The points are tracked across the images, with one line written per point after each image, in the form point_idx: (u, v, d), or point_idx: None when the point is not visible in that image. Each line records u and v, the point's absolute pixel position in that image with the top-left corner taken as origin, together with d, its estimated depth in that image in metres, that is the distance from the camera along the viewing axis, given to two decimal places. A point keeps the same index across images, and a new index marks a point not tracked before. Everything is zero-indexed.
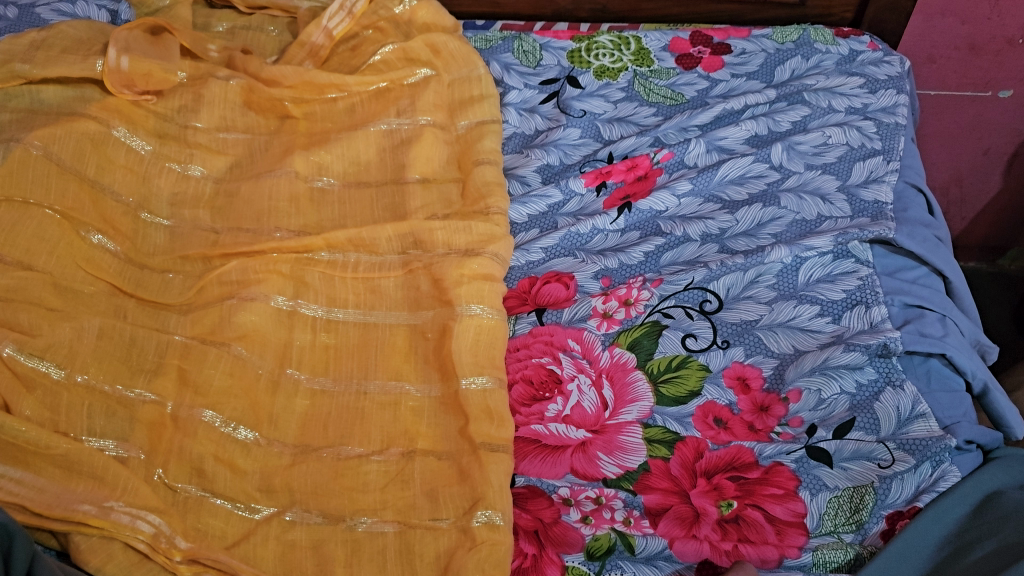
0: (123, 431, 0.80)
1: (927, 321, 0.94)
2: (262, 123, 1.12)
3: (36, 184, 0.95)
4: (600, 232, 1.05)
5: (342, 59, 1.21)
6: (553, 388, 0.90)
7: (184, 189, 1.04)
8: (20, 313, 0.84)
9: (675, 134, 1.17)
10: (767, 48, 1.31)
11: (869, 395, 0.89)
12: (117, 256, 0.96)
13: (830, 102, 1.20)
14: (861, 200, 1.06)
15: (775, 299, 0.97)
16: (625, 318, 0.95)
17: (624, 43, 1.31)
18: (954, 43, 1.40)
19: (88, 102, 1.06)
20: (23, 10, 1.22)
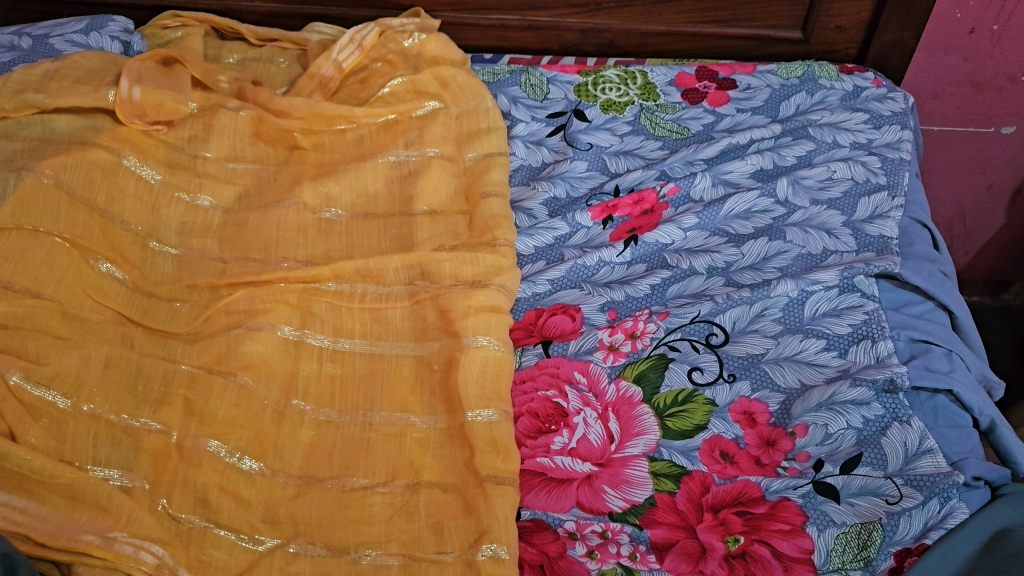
0: (128, 460, 0.79)
1: (933, 356, 0.94)
2: (272, 153, 1.13)
3: (46, 213, 0.95)
4: (607, 265, 1.05)
5: (351, 91, 1.22)
6: (559, 421, 0.89)
7: (192, 219, 1.05)
8: (28, 341, 0.84)
9: (681, 167, 1.18)
10: (772, 83, 1.33)
11: (876, 430, 0.88)
12: (125, 284, 0.96)
13: (834, 137, 1.21)
14: (866, 234, 1.07)
15: (781, 333, 0.97)
16: (631, 350, 0.95)
17: (630, 78, 1.33)
18: (957, 79, 1.41)
19: (99, 132, 1.07)
20: (38, 41, 1.23)
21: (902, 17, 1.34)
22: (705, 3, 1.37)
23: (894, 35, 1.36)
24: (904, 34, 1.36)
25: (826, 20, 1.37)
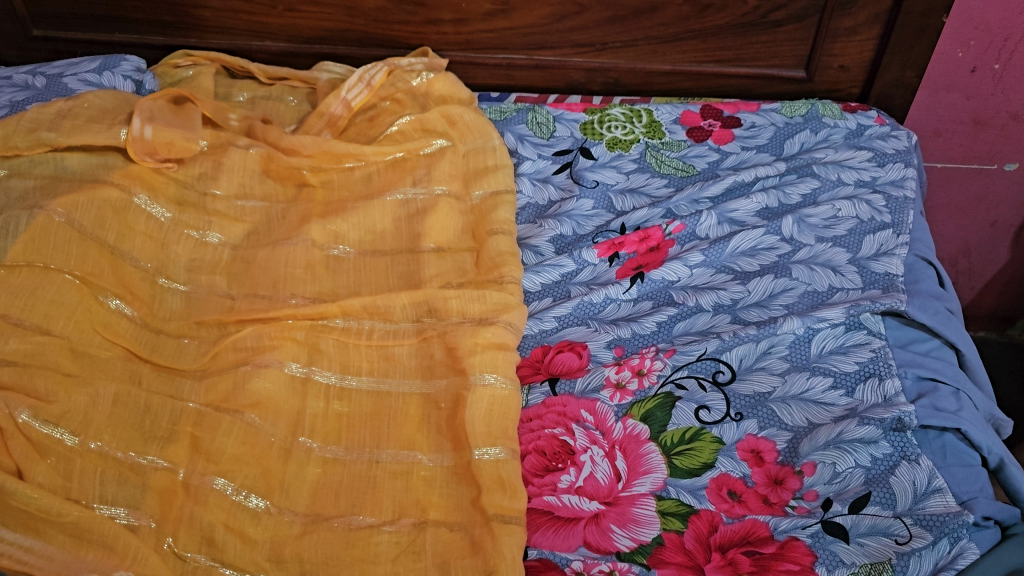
0: (135, 498, 0.80)
1: (941, 394, 0.94)
2: (281, 191, 1.14)
3: (57, 250, 0.96)
4: (613, 302, 1.06)
5: (360, 129, 1.24)
6: (566, 459, 0.89)
7: (201, 255, 1.06)
8: (37, 379, 0.84)
9: (687, 205, 1.19)
10: (776, 121, 1.34)
11: (885, 469, 0.88)
12: (134, 321, 0.97)
13: (839, 175, 1.22)
14: (872, 272, 1.07)
15: (787, 371, 0.97)
16: (638, 388, 0.95)
17: (635, 116, 1.34)
18: (959, 117, 1.42)
19: (110, 169, 1.08)
20: (51, 80, 1.25)
21: (904, 56, 1.35)
22: (709, 43, 1.39)
23: (896, 75, 1.38)
24: (906, 73, 1.37)
25: (829, 59, 1.39)
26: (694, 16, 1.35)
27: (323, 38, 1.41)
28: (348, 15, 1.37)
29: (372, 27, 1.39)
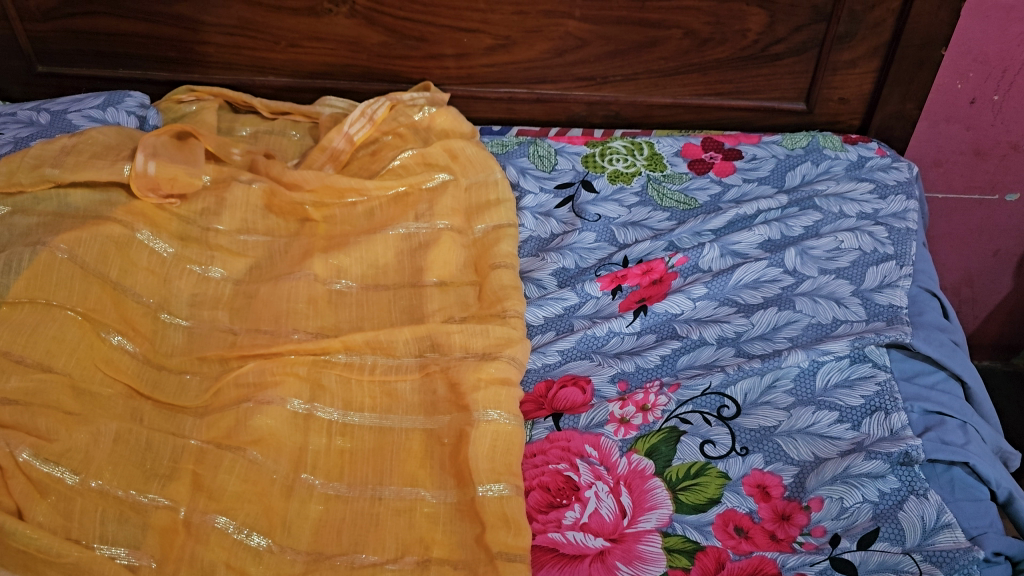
0: (135, 538, 0.79)
1: (948, 427, 0.93)
2: (283, 226, 1.14)
3: (60, 286, 0.96)
4: (617, 335, 1.05)
5: (362, 164, 1.24)
6: (570, 495, 0.88)
7: (204, 290, 1.05)
8: (38, 418, 0.83)
9: (689, 238, 1.19)
10: (777, 154, 1.35)
11: (893, 504, 0.87)
12: (136, 357, 0.97)
13: (841, 207, 1.22)
14: (875, 304, 1.07)
15: (793, 405, 0.96)
16: (643, 423, 0.94)
17: (637, 149, 1.36)
18: (959, 148, 1.43)
19: (113, 205, 1.08)
20: (56, 116, 1.26)
21: (904, 88, 1.36)
22: (710, 76, 1.40)
23: (896, 107, 1.39)
24: (906, 105, 1.38)
25: (829, 92, 1.39)
26: (694, 50, 1.36)
27: (325, 73, 1.42)
28: (351, 50, 1.38)
29: (374, 62, 1.40)
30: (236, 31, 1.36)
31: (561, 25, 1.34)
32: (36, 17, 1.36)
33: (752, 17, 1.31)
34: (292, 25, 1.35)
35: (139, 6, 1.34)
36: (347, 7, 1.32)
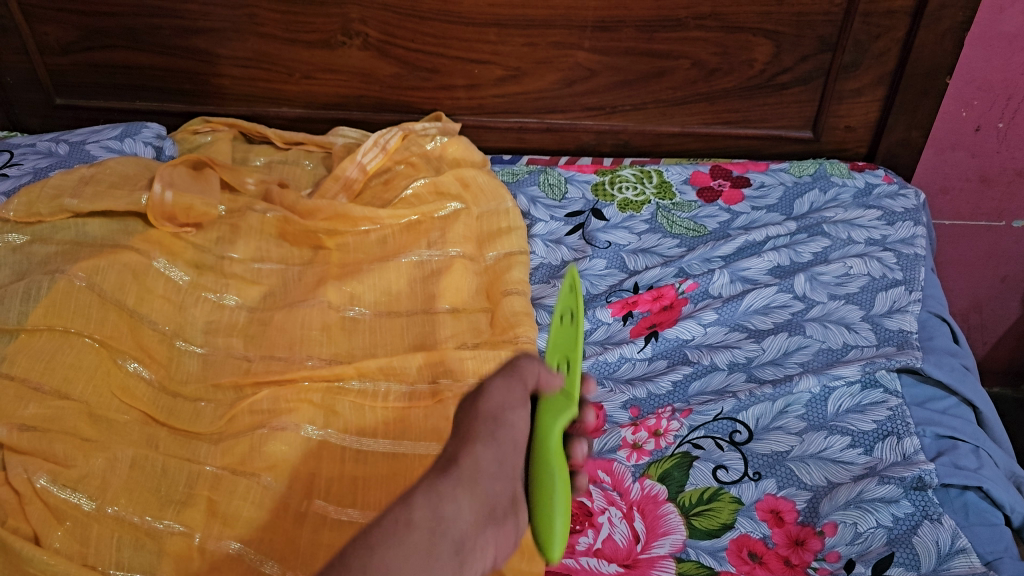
0: (150, 564, 0.78)
1: (961, 452, 0.93)
2: (297, 254, 1.16)
3: (77, 314, 0.97)
4: (628, 361, 1.06)
5: (374, 192, 1.26)
6: (584, 520, 0.87)
7: (218, 317, 1.06)
8: (56, 443, 0.85)
9: (699, 264, 1.20)
10: (785, 181, 1.37)
11: (906, 529, 0.86)
12: (152, 384, 0.97)
13: (849, 234, 1.24)
14: (885, 329, 1.08)
15: (805, 430, 0.97)
16: (655, 448, 0.95)
17: (646, 177, 1.38)
18: (966, 175, 1.44)
19: (130, 235, 1.10)
20: (75, 147, 1.28)
21: (909, 116, 1.37)
22: (717, 105, 1.41)
23: (902, 134, 1.40)
24: (912, 132, 1.39)
25: (835, 120, 1.41)
26: (701, 79, 1.38)
27: (339, 104, 1.44)
28: (363, 82, 1.40)
29: (386, 93, 1.42)
30: (251, 63, 1.39)
31: (570, 56, 1.36)
32: (55, 51, 1.39)
33: (758, 47, 1.33)
34: (307, 57, 1.38)
35: (157, 39, 1.37)
36: (360, 40, 1.35)
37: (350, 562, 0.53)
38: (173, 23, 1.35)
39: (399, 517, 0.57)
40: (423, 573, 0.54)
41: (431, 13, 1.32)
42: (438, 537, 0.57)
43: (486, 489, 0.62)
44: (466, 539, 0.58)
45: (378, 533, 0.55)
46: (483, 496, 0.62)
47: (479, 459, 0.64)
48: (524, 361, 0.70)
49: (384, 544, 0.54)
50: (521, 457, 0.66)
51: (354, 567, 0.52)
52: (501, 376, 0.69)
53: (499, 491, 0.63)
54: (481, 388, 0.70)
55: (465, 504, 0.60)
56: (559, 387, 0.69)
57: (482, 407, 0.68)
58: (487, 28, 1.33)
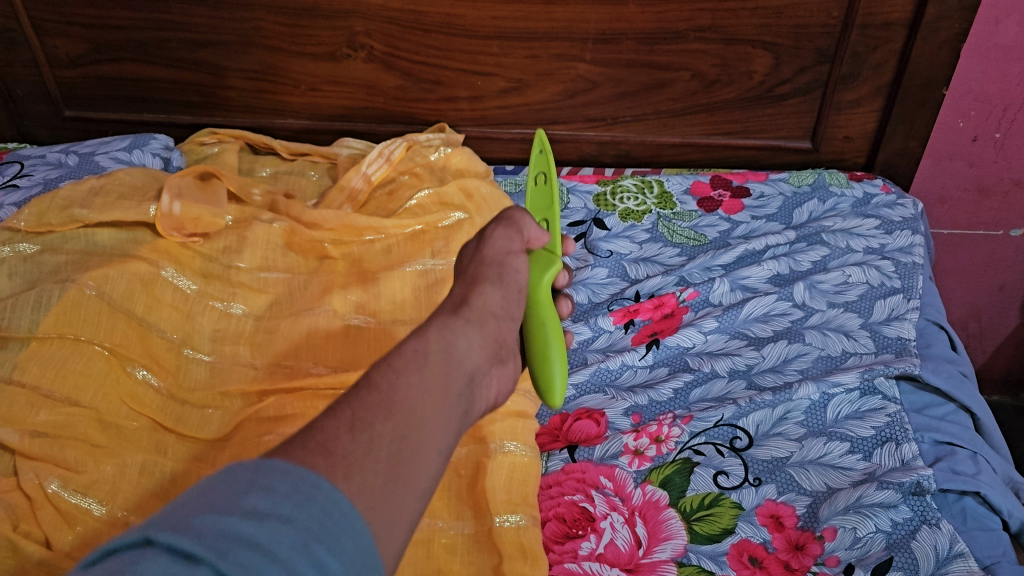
0: None
1: (958, 458, 0.94)
2: (302, 263, 1.17)
3: (87, 322, 0.99)
4: (630, 368, 1.08)
5: (379, 203, 1.27)
6: (586, 526, 0.88)
7: (225, 326, 1.07)
8: (67, 449, 0.85)
9: (700, 273, 1.22)
10: (784, 191, 1.38)
11: (905, 533, 0.86)
12: (160, 391, 0.98)
13: (848, 242, 1.25)
14: (884, 336, 1.09)
15: (804, 436, 0.98)
16: (656, 455, 0.96)
17: (647, 187, 1.40)
18: (963, 185, 1.45)
19: (139, 244, 1.12)
20: (84, 158, 1.30)
21: (907, 127, 1.39)
22: (717, 116, 1.43)
23: (899, 144, 1.41)
24: (909, 142, 1.41)
25: (834, 131, 1.43)
26: (701, 91, 1.40)
27: (343, 116, 1.46)
28: (368, 94, 1.42)
29: (391, 105, 1.44)
30: (258, 76, 1.41)
31: (572, 68, 1.38)
32: (64, 64, 1.41)
33: (758, 59, 1.35)
34: (312, 70, 1.40)
35: (165, 52, 1.39)
36: (365, 52, 1.37)
37: (379, 381, 0.50)
38: (181, 37, 1.37)
39: (416, 347, 0.56)
40: (445, 400, 0.53)
41: (435, 26, 1.34)
42: (452, 373, 0.56)
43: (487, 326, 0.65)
44: (473, 376, 0.58)
45: (400, 358, 0.53)
46: (484, 332, 0.64)
47: (488, 297, 0.70)
48: (518, 215, 0.79)
49: (407, 370, 0.52)
50: (519, 297, 0.74)
51: (382, 386, 0.49)
52: (502, 227, 0.77)
53: (497, 331, 0.66)
54: (483, 238, 0.77)
55: (471, 342, 0.61)
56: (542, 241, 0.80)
57: (486, 253, 0.76)
58: (491, 40, 1.35)
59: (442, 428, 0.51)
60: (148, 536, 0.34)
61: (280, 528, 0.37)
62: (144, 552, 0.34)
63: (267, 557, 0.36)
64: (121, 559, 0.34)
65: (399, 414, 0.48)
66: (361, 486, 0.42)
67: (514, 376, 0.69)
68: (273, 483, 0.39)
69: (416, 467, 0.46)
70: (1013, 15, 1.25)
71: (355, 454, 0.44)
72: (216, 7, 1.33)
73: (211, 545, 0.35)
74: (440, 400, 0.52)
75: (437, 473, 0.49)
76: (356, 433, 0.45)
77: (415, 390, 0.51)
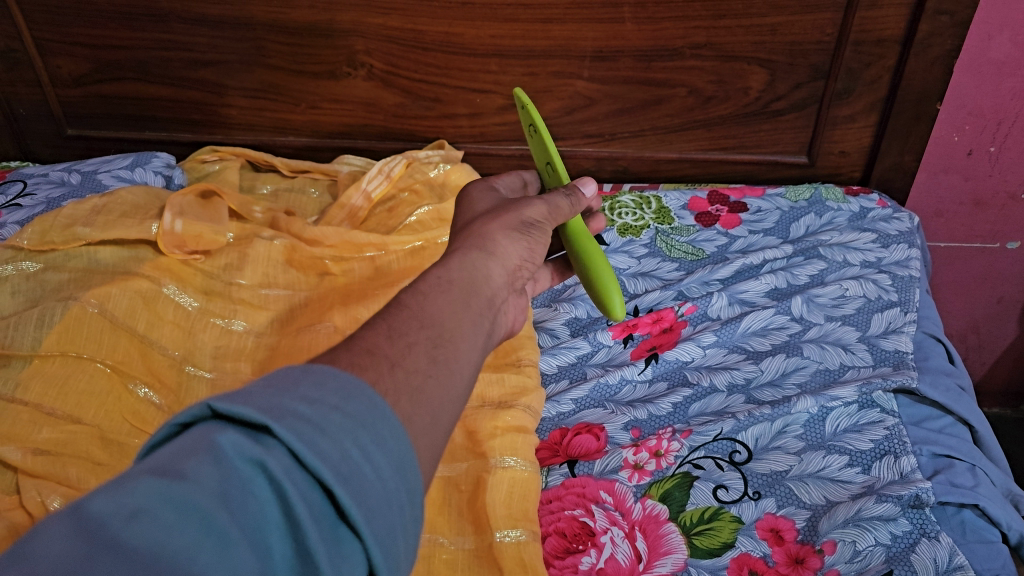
0: None
1: (957, 471, 0.94)
2: (303, 280, 1.18)
3: (89, 340, 1.00)
4: (629, 383, 1.08)
5: (379, 220, 1.28)
6: (587, 541, 0.88)
7: (226, 343, 1.08)
8: (69, 467, 0.84)
9: (698, 287, 1.23)
10: (781, 206, 1.39)
11: (904, 547, 0.86)
12: (162, 409, 0.98)
13: (844, 256, 1.26)
14: (881, 349, 1.10)
15: (803, 449, 0.98)
16: (656, 469, 0.96)
17: (645, 203, 1.41)
18: (959, 199, 1.46)
19: (141, 262, 1.12)
20: (86, 177, 1.31)
21: (902, 141, 1.40)
22: (714, 132, 1.44)
23: (895, 158, 1.42)
24: (905, 157, 1.42)
25: (830, 146, 1.44)
26: (698, 107, 1.41)
27: (344, 133, 1.47)
28: (367, 111, 1.44)
29: (390, 122, 1.45)
30: (259, 94, 1.42)
31: (570, 85, 1.39)
32: (67, 83, 1.43)
33: (753, 75, 1.36)
34: (312, 88, 1.41)
35: (167, 71, 1.40)
36: (365, 71, 1.38)
37: (407, 302, 0.50)
38: (182, 56, 1.38)
39: (439, 275, 0.54)
40: (473, 325, 0.51)
41: (434, 44, 1.35)
42: (476, 296, 0.54)
43: (510, 257, 0.61)
44: (496, 300, 0.56)
45: (425, 284, 0.52)
46: (508, 264, 0.60)
47: (512, 245, 0.62)
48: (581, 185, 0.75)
49: (434, 293, 0.52)
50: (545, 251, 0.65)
51: (412, 306, 0.49)
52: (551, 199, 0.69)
53: (521, 264, 0.61)
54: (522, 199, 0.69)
55: (493, 270, 0.58)
56: (587, 199, 0.74)
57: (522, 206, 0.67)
58: (489, 58, 1.36)
59: (469, 346, 0.50)
60: (209, 406, 0.36)
61: (333, 415, 0.37)
62: (210, 426, 0.35)
63: (319, 429, 0.36)
64: (190, 434, 0.35)
65: (430, 327, 0.48)
66: (402, 384, 0.43)
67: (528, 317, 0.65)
68: (321, 378, 0.39)
69: (449, 375, 0.46)
70: (1006, 31, 1.26)
71: (395, 356, 0.44)
72: (217, 26, 1.34)
73: (268, 411, 0.36)
74: (466, 318, 0.51)
75: (468, 384, 0.48)
76: (395, 339, 0.46)
77: (442, 310, 0.50)
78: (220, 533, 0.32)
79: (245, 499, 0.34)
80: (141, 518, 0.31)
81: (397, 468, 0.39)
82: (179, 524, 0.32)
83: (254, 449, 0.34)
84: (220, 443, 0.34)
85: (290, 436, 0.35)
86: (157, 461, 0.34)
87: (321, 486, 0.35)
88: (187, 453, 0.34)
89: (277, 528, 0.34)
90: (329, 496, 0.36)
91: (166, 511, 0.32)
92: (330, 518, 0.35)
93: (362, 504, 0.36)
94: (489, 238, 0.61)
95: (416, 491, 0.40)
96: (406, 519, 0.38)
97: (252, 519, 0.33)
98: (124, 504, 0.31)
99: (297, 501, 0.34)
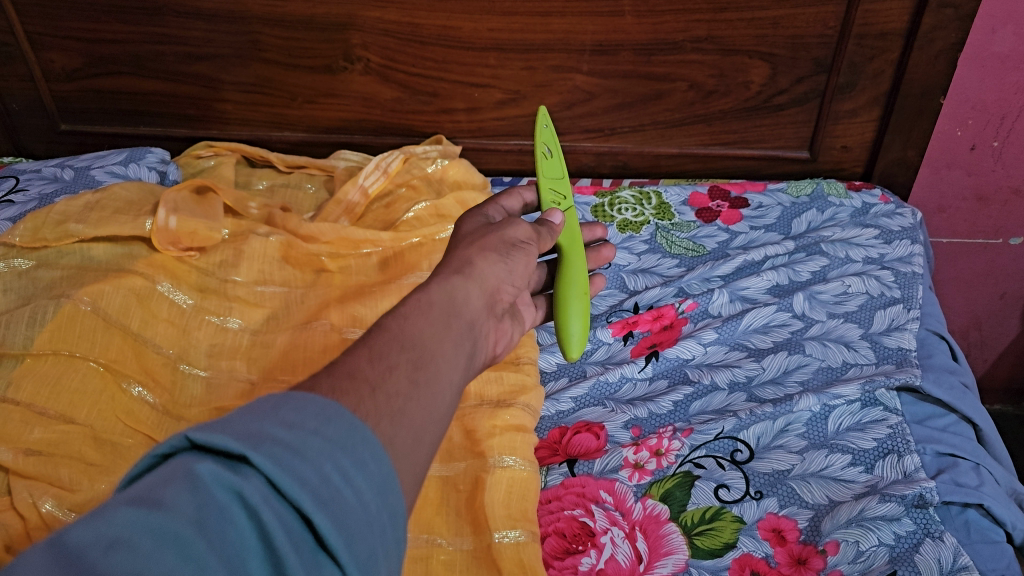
0: None
1: (961, 470, 0.93)
2: (299, 277, 1.16)
3: (82, 338, 0.98)
4: (629, 381, 1.07)
5: (376, 216, 1.27)
6: (587, 541, 0.86)
7: (221, 341, 1.06)
8: (60, 468, 0.83)
9: (698, 284, 1.22)
10: (782, 202, 1.38)
11: (908, 547, 0.85)
12: (155, 408, 0.97)
13: (847, 253, 1.25)
14: (884, 347, 1.08)
15: (806, 448, 0.97)
16: (657, 468, 0.95)
17: (645, 199, 1.40)
18: (962, 194, 1.45)
19: (135, 259, 1.11)
20: (79, 173, 1.30)
21: (904, 136, 1.39)
22: (714, 127, 1.43)
23: (898, 154, 1.41)
24: (908, 151, 1.41)
25: (832, 140, 1.42)
26: (699, 101, 1.40)
27: (340, 128, 1.46)
28: (364, 106, 1.42)
29: (387, 117, 1.44)
30: (254, 89, 1.41)
31: (569, 79, 1.38)
32: (60, 78, 1.41)
33: (754, 69, 1.35)
34: (309, 82, 1.39)
35: (161, 66, 1.39)
36: (362, 65, 1.37)
37: (389, 322, 0.48)
38: (176, 50, 1.37)
39: (420, 296, 0.52)
40: (455, 346, 0.50)
41: (432, 38, 1.33)
42: (457, 317, 0.53)
43: (488, 275, 0.58)
44: (477, 323, 0.54)
45: (406, 304, 0.50)
46: (488, 285, 0.58)
47: (490, 267, 0.59)
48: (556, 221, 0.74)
49: (417, 312, 0.50)
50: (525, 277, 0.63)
51: (393, 325, 0.48)
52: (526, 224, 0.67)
53: (499, 284, 0.59)
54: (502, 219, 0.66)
55: (472, 289, 0.56)
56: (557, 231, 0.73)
57: (501, 227, 0.64)
58: (487, 52, 1.35)
59: (452, 364, 0.48)
60: (186, 436, 0.35)
61: (311, 439, 0.36)
62: (188, 455, 0.35)
63: (297, 454, 0.35)
64: (169, 463, 0.35)
65: (410, 348, 0.47)
66: (383, 406, 0.42)
67: (516, 337, 0.62)
68: (302, 401, 0.38)
69: (432, 396, 0.45)
70: (1010, 25, 1.24)
71: (377, 378, 0.43)
72: (212, 20, 1.32)
73: (246, 439, 0.35)
74: (448, 338, 0.49)
75: (454, 403, 0.47)
76: (377, 360, 0.44)
77: (424, 330, 0.49)
78: (199, 561, 0.32)
79: (222, 526, 0.33)
80: (116, 551, 0.31)
81: (378, 492, 0.38)
82: (154, 555, 0.31)
83: (231, 476, 0.34)
84: (197, 472, 0.34)
85: (267, 463, 0.34)
86: (135, 490, 0.34)
87: (300, 512, 0.35)
88: (164, 482, 0.34)
89: (255, 553, 0.33)
90: (308, 523, 0.35)
91: (142, 542, 0.31)
92: (311, 544, 0.34)
93: (342, 528, 0.35)
94: (466, 260, 0.59)
95: (397, 512, 0.39)
96: (389, 541, 0.37)
97: (229, 547, 0.33)
98: (101, 536, 0.31)
99: (274, 527, 0.33)
